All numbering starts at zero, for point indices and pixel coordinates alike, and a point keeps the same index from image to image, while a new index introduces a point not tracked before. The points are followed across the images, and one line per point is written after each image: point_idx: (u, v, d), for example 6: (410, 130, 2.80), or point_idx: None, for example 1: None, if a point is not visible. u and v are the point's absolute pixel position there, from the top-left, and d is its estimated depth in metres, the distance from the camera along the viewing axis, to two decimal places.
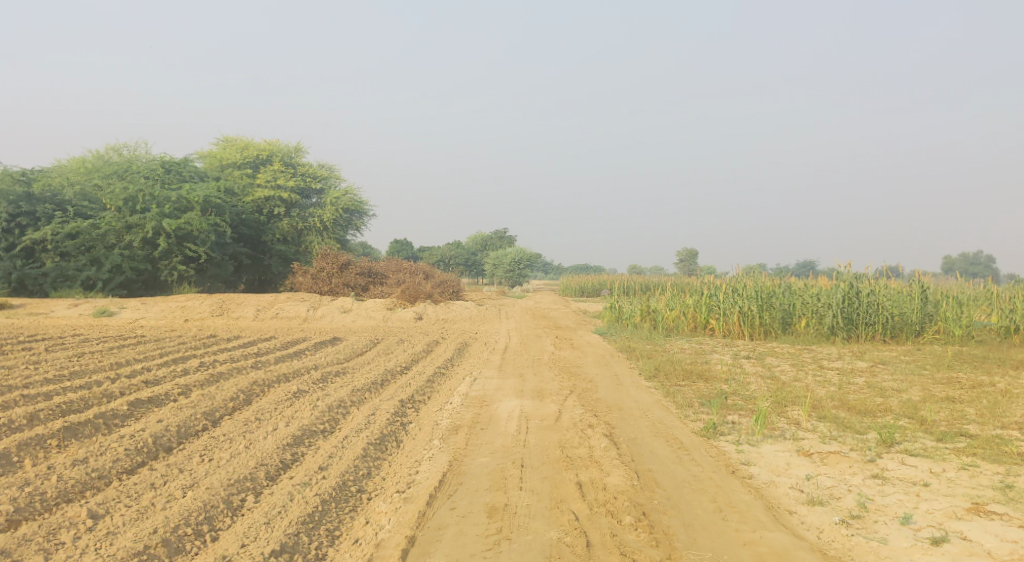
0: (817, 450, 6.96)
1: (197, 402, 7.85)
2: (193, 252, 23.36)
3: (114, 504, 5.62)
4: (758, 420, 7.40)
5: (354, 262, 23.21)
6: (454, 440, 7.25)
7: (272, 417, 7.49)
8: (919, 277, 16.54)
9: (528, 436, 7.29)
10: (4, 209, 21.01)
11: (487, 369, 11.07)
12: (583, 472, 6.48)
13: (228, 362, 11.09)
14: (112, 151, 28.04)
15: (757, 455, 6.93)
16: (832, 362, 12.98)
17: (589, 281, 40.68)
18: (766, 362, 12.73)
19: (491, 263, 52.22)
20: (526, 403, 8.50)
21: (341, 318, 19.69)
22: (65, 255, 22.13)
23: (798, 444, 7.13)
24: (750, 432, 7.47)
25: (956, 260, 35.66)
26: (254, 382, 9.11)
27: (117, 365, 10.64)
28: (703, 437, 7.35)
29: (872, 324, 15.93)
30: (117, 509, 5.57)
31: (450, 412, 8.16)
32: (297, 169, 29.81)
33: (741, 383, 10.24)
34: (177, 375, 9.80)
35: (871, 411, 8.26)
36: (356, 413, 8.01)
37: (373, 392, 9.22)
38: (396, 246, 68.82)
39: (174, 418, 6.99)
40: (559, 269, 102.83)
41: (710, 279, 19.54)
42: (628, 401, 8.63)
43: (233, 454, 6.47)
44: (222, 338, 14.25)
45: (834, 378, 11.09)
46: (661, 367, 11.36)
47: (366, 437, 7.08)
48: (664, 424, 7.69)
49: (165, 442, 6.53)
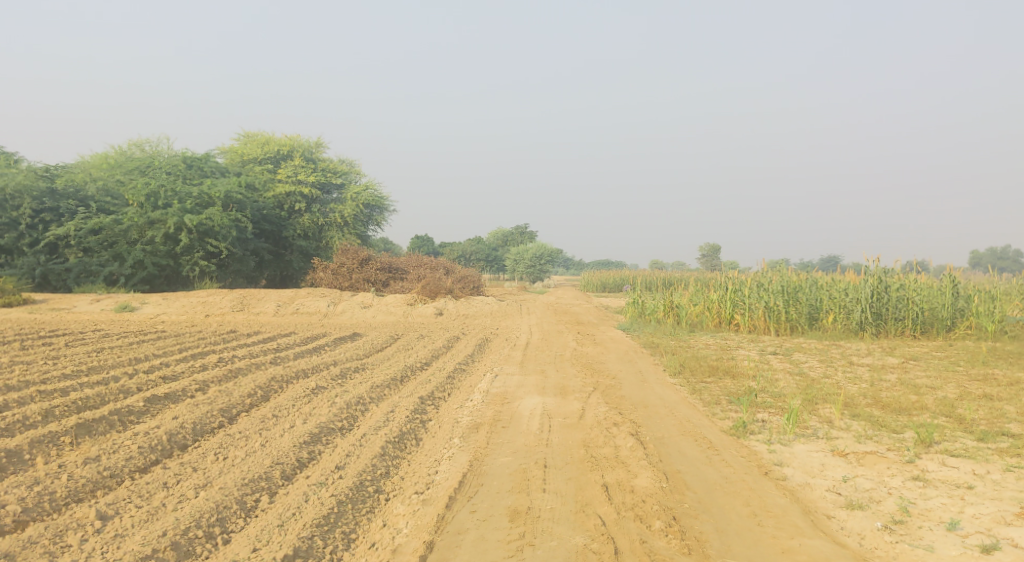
0: (852, 450, 6.70)
1: (215, 398, 7.74)
2: (215, 248, 23.30)
3: (124, 504, 5.50)
4: (790, 419, 7.14)
5: (374, 258, 23.12)
6: (475, 438, 7.06)
7: (289, 414, 7.35)
8: (950, 271, 16.13)
9: (551, 435, 7.09)
10: (28, 205, 21.14)
11: (509, 365, 10.89)
12: (609, 474, 6.28)
13: (247, 358, 11.00)
14: (135, 147, 28.17)
15: (790, 455, 6.68)
16: (862, 358, 12.65)
17: (611, 276, 40.39)
18: (793, 358, 12.44)
19: (512, 259, 52.07)
20: (548, 400, 8.30)
21: (362, 314, 19.59)
22: (88, 251, 22.30)
23: (832, 444, 6.87)
24: (782, 431, 7.22)
25: (983, 255, 35.03)
26: (272, 378, 8.99)
27: (136, 361, 10.58)
28: (733, 436, 7.11)
29: (902, 320, 15.55)
30: (127, 510, 5.45)
31: (471, 409, 7.99)
32: (318, 164, 29.77)
33: (769, 379, 9.96)
34: (196, 371, 9.71)
35: (907, 409, 7.96)
36: (374, 410, 7.85)
37: (393, 388, 9.07)
38: (418, 242, 68.86)
39: (191, 415, 6.88)
40: (580, 265, 102.47)
41: (735, 273, 19.21)
42: (653, 399, 8.40)
43: (249, 452, 6.33)
44: (243, 333, 14.19)
45: (866, 375, 10.78)
46: (687, 363, 11.10)
47: (385, 435, 6.92)
48: (692, 423, 7.46)
49: (179, 440, 6.41)
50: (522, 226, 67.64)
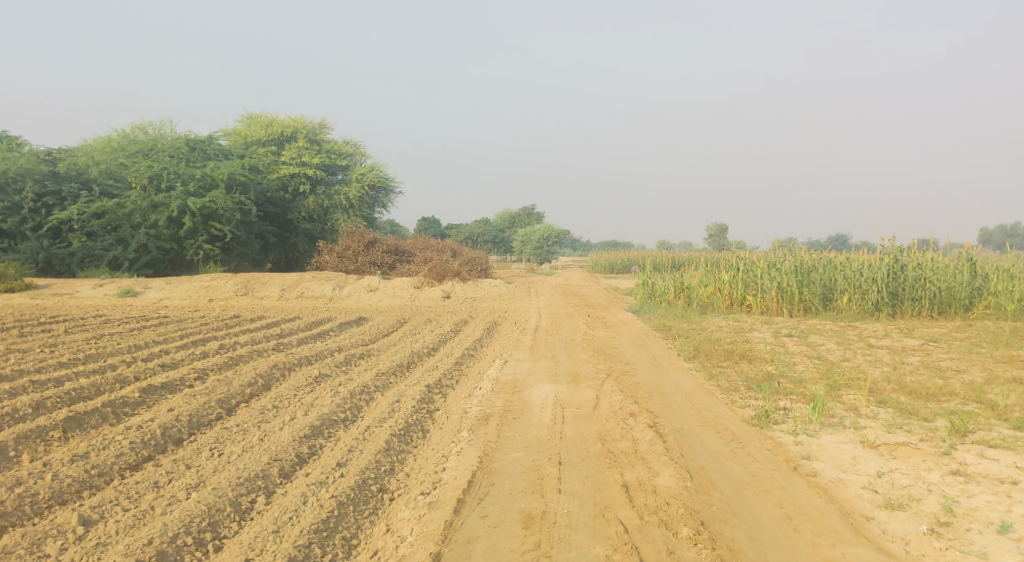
0: (883, 442, 6.37)
1: (213, 389, 7.46)
2: (219, 231, 23.02)
3: (110, 508, 5.23)
4: (815, 408, 6.81)
5: (379, 240, 22.80)
6: (485, 431, 6.76)
7: (290, 404, 7.06)
8: (968, 250, 15.69)
9: (564, 428, 6.78)
10: (30, 189, 20.86)
11: (518, 350, 10.57)
12: (628, 472, 5.97)
13: (249, 344, 10.72)
14: (138, 130, 27.86)
15: (818, 448, 6.36)
16: (880, 340, 12.29)
17: (618, 257, 39.96)
18: (810, 341, 12.08)
19: (519, 240, 51.63)
20: (560, 389, 7.98)
21: (368, 297, 19.30)
22: (92, 235, 22.06)
23: (861, 434, 6.55)
24: (807, 420, 6.89)
25: (994, 232, 34.40)
26: (274, 366, 8.71)
27: (136, 348, 10.31)
28: (756, 427, 6.79)
29: (919, 300, 15.16)
30: (112, 514, 5.17)
31: (480, 399, 7.67)
32: (322, 145, 29.38)
33: (787, 363, 9.63)
34: (195, 358, 9.42)
35: (935, 395, 7.60)
36: (379, 399, 7.55)
37: (399, 376, 8.77)
38: (424, 223, 68.46)
39: (187, 407, 6.59)
40: (587, 246, 101.90)
41: (745, 253, 18.83)
42: (669, 386, 8.08)
43: (246, 448, 6.04)
44: (246, 318, 13.91)
45: (886, 358, 10.40)
46: (701, 347, 10.76)
47: (390, 428, 6.62)
48: (711, 412, 7.14)
49: (174, 434, 6.13)
50: (529, 207, 67.10)
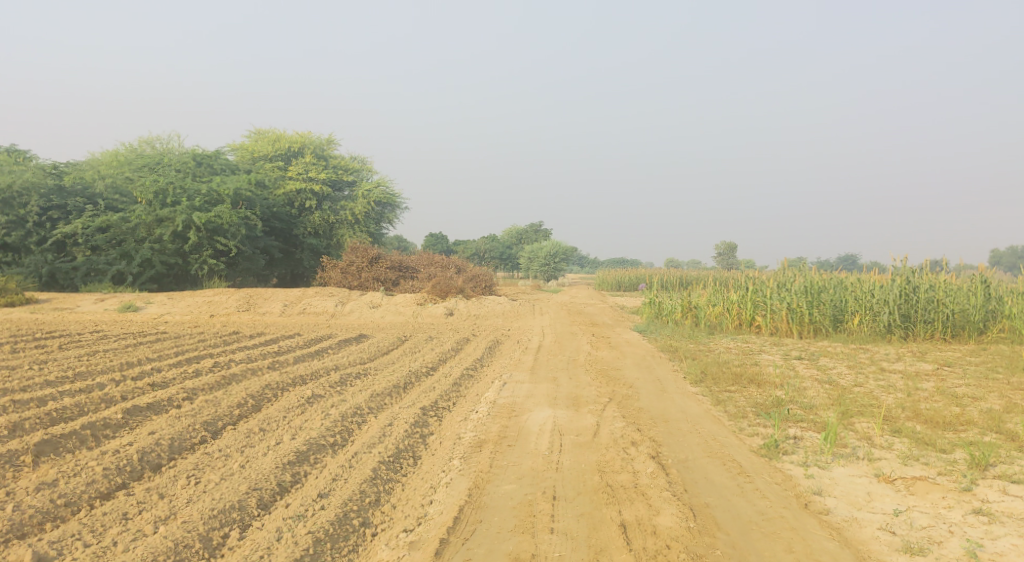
0: (899, 476, 6.05)
1: (200, 410, 7.20)
2: (223, 246, 22.86)
3: (71, 542, 4.98)
4: (827, 438, 6.49)
5: (383, 256, 22.59)
6: (477, 460, 6.46)
7: (278, 427, 6.79)
8: (981, 271, 15.35)
9: (561, 457, 6.48)
10: (35, 203, 20.73)
11: (519, 371, 10.27)
12: (627, 509, 5.66)
13: (244, 362, 10.47)
14: (146, 144, 27.84)
15: (830, 482, 6.04)
16: (892, 363, 11.93)
17: (626, 274, 39.67)
18: (820, 364, 11.74)
19: (526, 257, 51.42)
20: (559, 414, 7.68)
21: (370, 314, 19.05)
22: (97, 249, 21.92)
23: (875, 467, 6.23)
24: (818, 451, 6.58)
25: (1004, 254, 33.95)
26: (267, 386, 8.44)
27: (128, 365, 10.05)
28: (764, 458, 6.48)
29: (931, 322, 14.81)
30: (72, 550, 4.92)
31: (475, 424, 7.38)
32: (329, 161, 29.26)
33: (796, 388, 9.29)
34: (187, 377, 9.17)
35: (952, 424, 7.26)
36: (372, 422, 7.28)
37: (394, 397, 8.49)
38: (432, 239, 68.40)
39: (169, 429, 6.33)
40: (595, 264, 101.70)
41: (754, 272, 18.52)
42: (674, 412, 7.77)
43: (225, 475, 5.78)
44: (244, 335, 13.66)
45: (900, 383, 10.05)
46: (708, 369, 10.44)
47: (378, 455, 6.35)
48: (718, 441, 6.82)
49: (152, 460, 5.88)
50: (537, 224, 66.97)
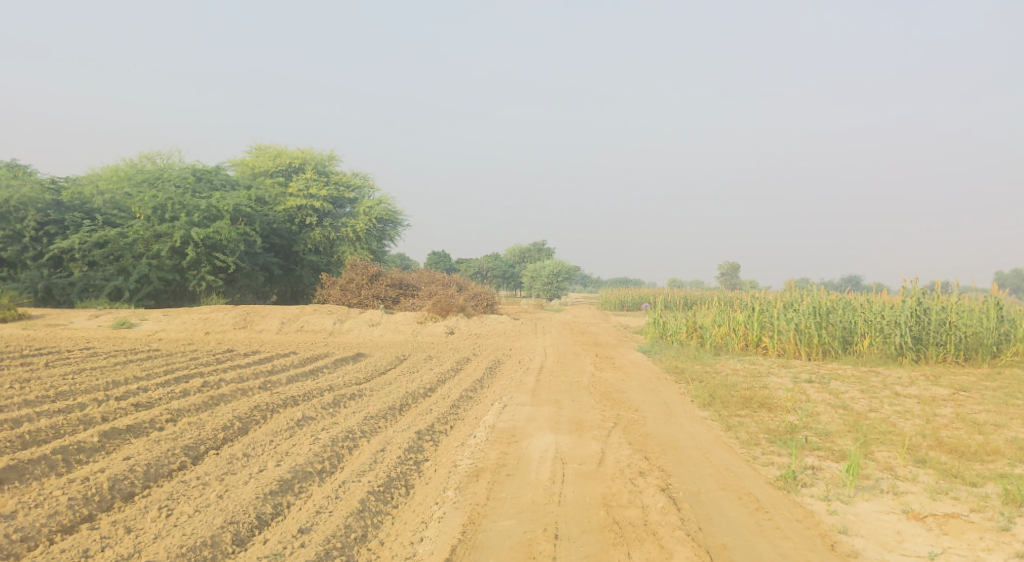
0: (930, 513, 5.66)
1: (181, 433, 6.82)
2: (222, 262, 22.55)
3: None
4: (849, 470, 6.09)
5: (383, 274, 22.26)
6: (473, 490, 6.08)
7: (263, 452, 6.42)
8: (994, 294, 14.98)
9: (564, 489, 6.08)
10: (32, 217, 20.45)
11: (519, 393, 9.86)
12: (637, 551, 5.26)
13: (234, 382, 10.08)
14: (146, 159, 27.62)
15: (856, 520, 5.63)
16: (907, 388, 11.50)
17: (629, 294, 39.25)
18: (831, 388, 11.32)
19: (530, 275, 50.99)
20: (561, 440, 7.28)
21: (369, 332, 18.67)
22: (94, 265, 21.58)
23: (902, 503, 5.83)
24: (839, 483, 6.17)
25: (1008, 276, 33.47)
26: (255, 407, 8.06)
27: (114, 384, 9.67)
28: (782, 491, 6.07)
29: (943, 345, 14.41)
30: None
31: (473, 450, 6.98)
32: (331, 177, 29.00)
33: (810, 414, 8.88)
34: (172, 397, 8.79)
35: (978, 453, 6.86)
36: (364, 448, 6.90)
37: (389, 420, 8.09)
38: (434, 257, 68.13)
39: (146, 454, 5.97)
40: (598, 284, 101.31)
41: (760, 292, 18.14)
42: (682, 438, 7.37)
43: (200, 506, 5.43)
44: (238, 353, 13.28)
45: (917, 408, 9.62)
46: (716, 392, 10.03)
47: (368, 484, 5.97)
48: (731, 472, 6.42)
49: (125, 488, 5.53)
50: (540, 243, 66.67)
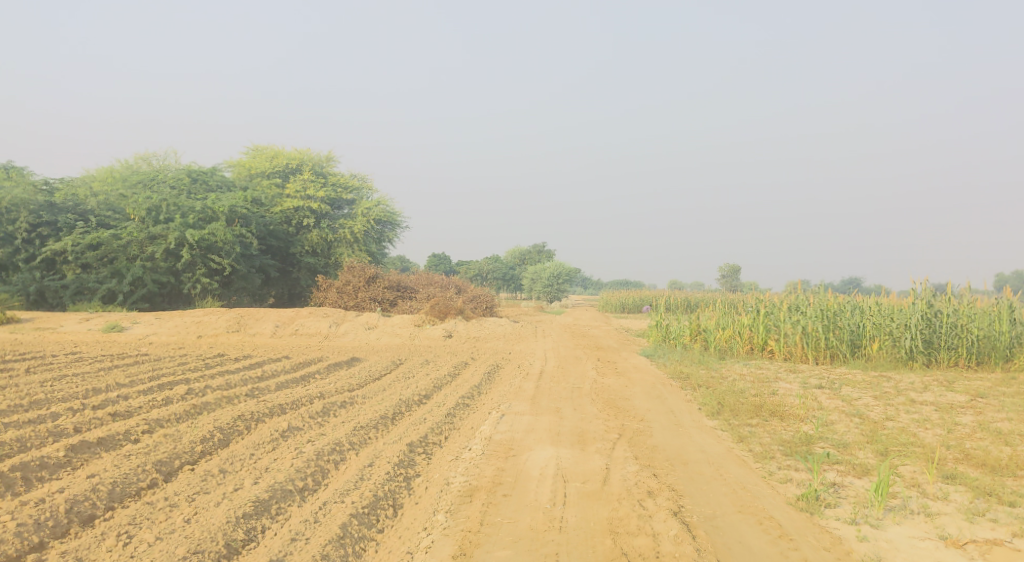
0: (970, 539, 5.23)
1: (156, 445, 6.41)
2: (217, 265, 22.12)
3: None
4: (878, 489, 5.66)
5: (380, 276, 21.80)
6: (465, 514, 5.63)
7: (242, 468, 6.01)
8: (1006, 295, 14.55)
9: (566, 513, 5.64)
10: (25, 219, 20.02)
11: (518, 401, 9.39)
12: None
13: (220, 389, 9.62)
14: (141, 160, 27.19)
15: (890, 548, 5.19)
16: (922, 394, 11.02)
17: (630, 296, 38.77)
18: (843, 394, 10.85)
19: (529, 277, 50.55)
20: (563, 454, 6.80)
21: (365, 336, 18.22)
22: (87, 268, 21.10)
23: (938, 527, 5.40)
24: (866, 503, 5.74)
25: (1012, 278, 32.87)
26: (240, 416, 7.62)
27: (94, 391, 9.22)
28: (806, 514, 5.62)
29: (955, 349, 13.98)
30: None
31: (467, 465, 6.53)
32: (328, 178, 28.55)
33: (824, 423, 8.43)
34: (152, 406, 8.34)
35: (1009, 468, 6.42)
36: (351, 462, 6.47)
37: (380, 430, 7.63)
38: (434, 260, 67.69)
39: (112, 471, 5.60)
40: (598, 285, 100.94)
41: (764, 294, 17.67)
42: (692, 452, 6.91)
43: (165, 532, 5.06)
44: (229, 357, 12.83)
45: (935, 417, 9.15)
46: (724, 399, 9.59)
47: (351, 505, 5.57)
48: (748, 491, 5.97)
49: (84, 510, 5.18)
50: (540, 244, 66.30)
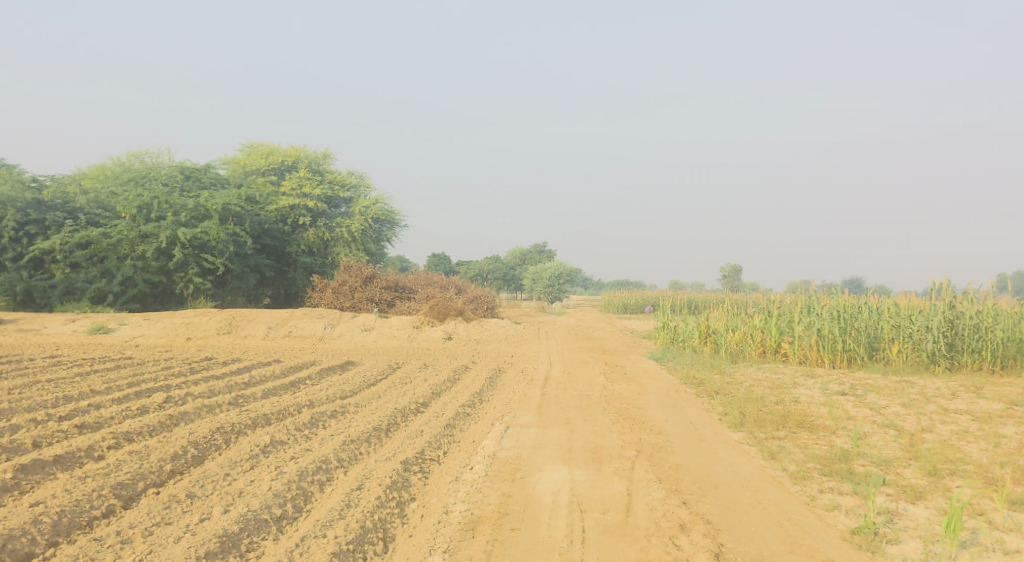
0: None
1: (118, 461, 5.78)
2: (210, 264, 21.42)
3: None
4: (948, 523, 5.08)
5: (377, 276, 21.05)
6: (465, 556, 4.98)
7: (212, 493, 5.42)
8: None
9: (587, 554, 4.99)
10: (12, 217, 19.19)
11: (524, 411, 8.65)
12: None
13: (201, 396, 8.90)
14: (134, 157, 26.42)
15: None
16: (953, 402, 10.31)
17: (632, 298, 38.00)
18: (868, 402, 10.13)
19: (530, 277, 49.77)
20: (578, 476, 6.10)
21: (362, 338, 17.51)
22: (76, 268, 20.34)
23: None
24: (932, 539, 5.17)
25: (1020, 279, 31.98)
26: (219, 427, 6.93)
27: (65, 399, 8.50)
28: (867, 555, 5.03)
29: (979, 352, 13.22)
30: None
31: (468, 489, 5.84)
32: (325, 176, 27.76)
33: (859, 436, 7.73)
34: (125, 416, 7.64)
35: None
36: (339, 482, 5.83)
37: (373, 443, 6.94)
38: (434, 261, 67.00)
39: (59, 500, 5.06)
40: (597, 286, 100.31)
41: (775, 294, 16.94)
42: (722, 473, 6.22)
43: None
44: (217, 361, 12.09)
45: (975, 427, 8.45)
46: (745, 408, 8.87)
47: (334, 542, 4.98)
48: (795, 526, 5.33)
49: (20, 548, 4.66)
50: (540, 243, 65.59)
